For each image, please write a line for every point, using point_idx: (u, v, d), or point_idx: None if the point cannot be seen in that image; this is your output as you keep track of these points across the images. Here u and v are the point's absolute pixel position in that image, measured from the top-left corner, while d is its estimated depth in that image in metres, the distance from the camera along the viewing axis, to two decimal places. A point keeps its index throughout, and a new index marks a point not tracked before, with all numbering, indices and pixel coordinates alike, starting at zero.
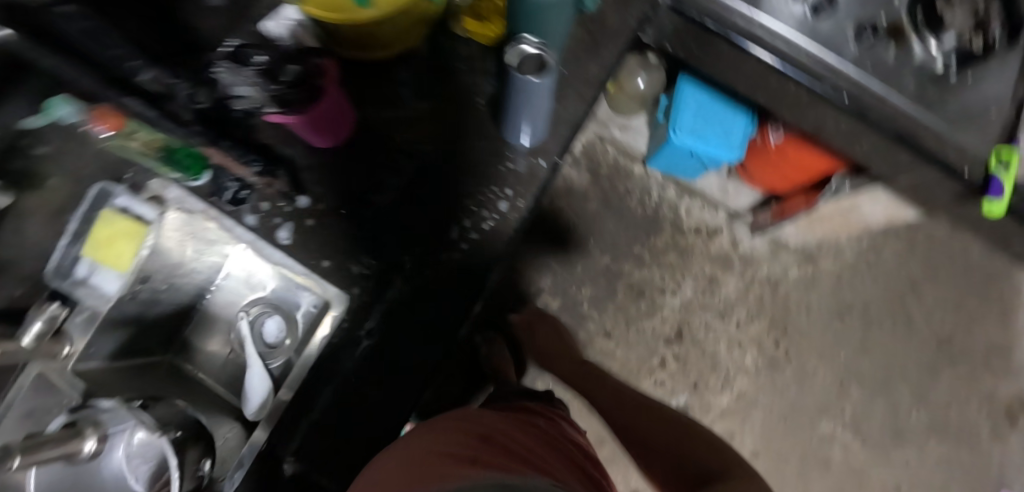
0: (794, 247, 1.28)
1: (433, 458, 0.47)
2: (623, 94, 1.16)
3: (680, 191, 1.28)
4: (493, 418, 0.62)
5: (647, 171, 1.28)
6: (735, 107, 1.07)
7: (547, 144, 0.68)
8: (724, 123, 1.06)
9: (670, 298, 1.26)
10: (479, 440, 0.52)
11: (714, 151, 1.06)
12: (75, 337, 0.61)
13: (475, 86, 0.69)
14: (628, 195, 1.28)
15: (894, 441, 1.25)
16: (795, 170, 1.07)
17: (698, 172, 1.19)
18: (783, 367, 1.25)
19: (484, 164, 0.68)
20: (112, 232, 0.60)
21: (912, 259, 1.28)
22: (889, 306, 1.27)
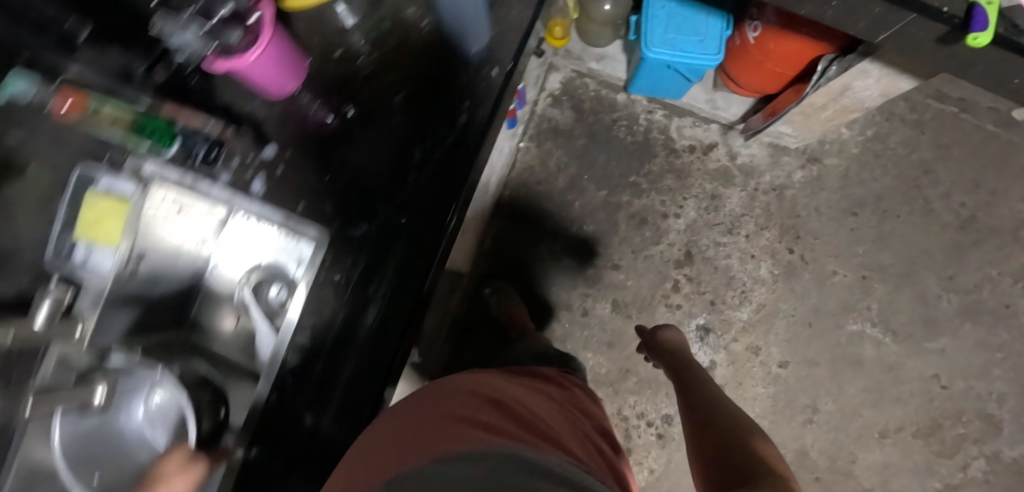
0: (795, 150, 1.24)
1: (446, 419, 0.48)
2: (595, 21, 1.13)
3: (667, 112, 1.26)
4: (503, 379, 0.62)
5: (631, 97, 1.26)
6: (712, 12, 1.02)
7: (493, 55, 0.87)
8: (700, 31, 1.02)
9: (674, 221, 1.24)
10: (490, 401, 0.53)
11: (693, 60, 1.03)
12: (83, 315, 0.57)
13: None
14: (616, 125, 1.26)
15: (926, 329, 1.21)
16: (783, 64, 1.00)
17: (684, 87, 1.16)
18: (800, 272, 1.23)
19: None
20: (99, 211, 0.59)
21: (922, 141, 1.23)
22: (903, 193, 1.23)
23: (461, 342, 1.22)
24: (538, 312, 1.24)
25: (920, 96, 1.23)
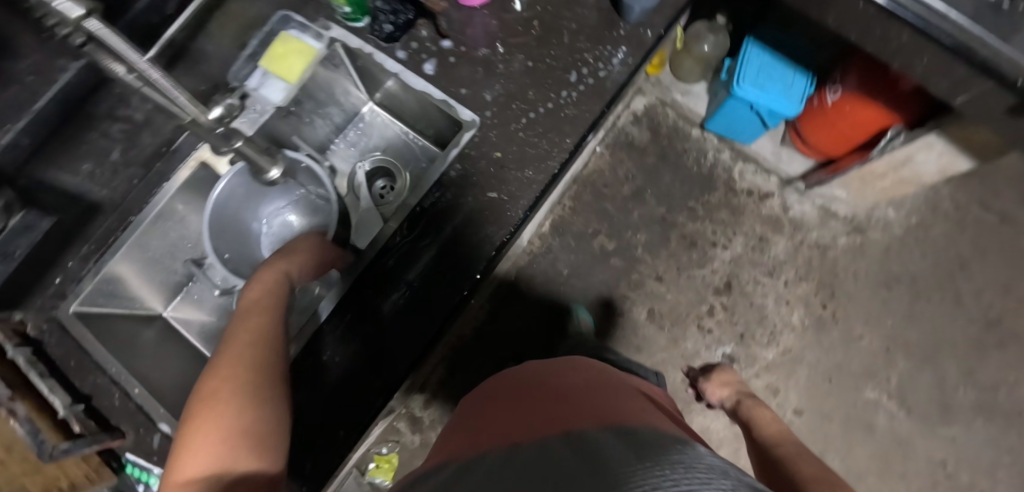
0: (844, 216, 1.33)
1: (543, 406, 0.47)
2: (689, 57, 1.27)
3: (735, 155, 1.37)
4: (611, 372, 0.60)
5: (704, 134, 1.38)
6: (795, 67, 1.17)
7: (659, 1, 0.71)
8: (785, 80, 1.16)
9: (721, 251, 1.32)
10: (611, 392, 0.51)
11: (773, 103, 1.15)
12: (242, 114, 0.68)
13: None
14: (686, 154, 1.37)
15: (940, 414, 1.25)
16: (850, 124, 1.12)
17: (757, 129, 1.27)
18: (830, 328, 1.28)
19: (598, 30, 0.72)
20: (286, 49, 0.69)
21: (961, 238, 1.32)
22: (937, 280, 1.31)
23: (498, 307, 1.30)
24: (577, 301, 1.29)
25: (964, 199, 1.34)
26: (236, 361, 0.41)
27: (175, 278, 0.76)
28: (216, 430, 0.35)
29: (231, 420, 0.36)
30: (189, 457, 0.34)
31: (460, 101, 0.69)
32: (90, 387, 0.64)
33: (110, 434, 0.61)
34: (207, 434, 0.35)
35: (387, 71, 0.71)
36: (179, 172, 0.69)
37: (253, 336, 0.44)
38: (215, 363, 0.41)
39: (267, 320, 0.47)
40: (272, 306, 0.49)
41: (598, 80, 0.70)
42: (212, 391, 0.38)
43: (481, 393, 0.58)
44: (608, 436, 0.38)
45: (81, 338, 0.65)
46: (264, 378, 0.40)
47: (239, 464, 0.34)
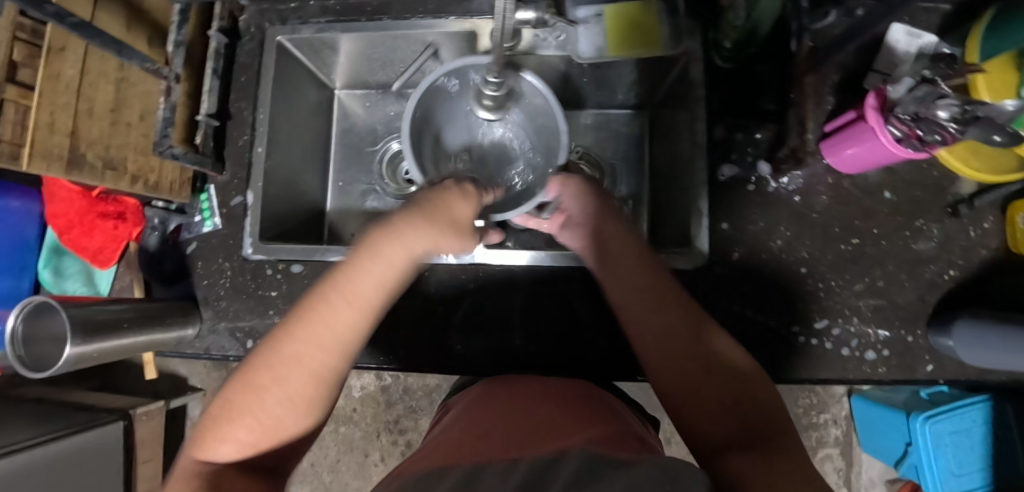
0: None
1: (471, 439, 0.42)
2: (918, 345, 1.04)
3: (841, 441, 1.11)
4: (534, 392, 0.50)
5: (844, 398, 1.10)
6: (985, 458, 0.93)
7: (960, 359, 0.56)
8: (958, 458, 0.93)
9: None
10: (535, 424, 0.44)
11: (930, 466, 0.93)
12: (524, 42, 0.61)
13: (944, 252, 0.59)
14: (807, 393, 1.12)
15: None
16: None
17: (888, 453, 1.03)
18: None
19: (888, 312, 0.58)
20: (632, 19, 0.59)
21: None
22: None
23: None
24: None
25: None
26: (298, 367, 0.37)
27: (372, 79, 0.74)
28: (248, 404, 0.37)
29: (266, 417, 0.37)
30: (213, 441, 0.37)
31: (713, 234, 0.59)
32: (234, 112, 0.64)
33: (214, 165, 0.61)
34: (234, 434, 0.37)
35: (694, 140, 0.59)
36: (448, 20, 0.63)
37: (315, 371, 0.37)
38: (279, 344, 0.37)
39: (306, 378, 0.37)
40: (365, 316, 0.39)
41: (831, 354, 0.57)
42: (260, 375, 0.37)
43: (480, 402, 0.51)
44: (580, 453, 0.34)
45: (266, 71, 0.63)
46: (310, 396, 0.38)
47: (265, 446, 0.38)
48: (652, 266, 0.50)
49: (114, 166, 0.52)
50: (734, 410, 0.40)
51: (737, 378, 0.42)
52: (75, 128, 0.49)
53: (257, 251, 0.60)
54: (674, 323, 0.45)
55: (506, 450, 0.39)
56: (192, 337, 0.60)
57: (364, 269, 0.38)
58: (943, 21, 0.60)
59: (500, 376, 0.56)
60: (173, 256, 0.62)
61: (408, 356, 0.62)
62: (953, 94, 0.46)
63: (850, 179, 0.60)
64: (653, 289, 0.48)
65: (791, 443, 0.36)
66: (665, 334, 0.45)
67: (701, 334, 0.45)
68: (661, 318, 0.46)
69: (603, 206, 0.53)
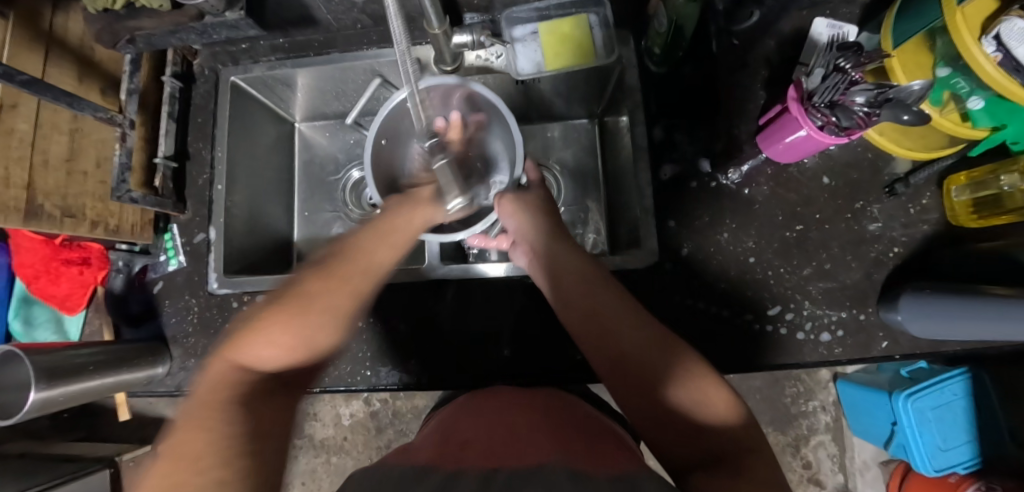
0: None
1: (475, 450, 0.40)
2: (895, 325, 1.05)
3: (831, 427, 1.12)
4: (520, 407, 0.51)
5: (830, 384, 1.11)
6: (969, 431, 0.94)
7: (910, 333, 0.57)
8: (944, 433, 0.93)
9: None
10: (528, 434, 0.43)
11: (917, 444, 0.93)
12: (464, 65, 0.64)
13: (886, 231, 0.61)
14: (793, 382, 1.13)
15: None
16: None
17: (877, 434, 1.04)
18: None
19: (838, 294, 0.60)
20: (568, 33, 0.62)
21: None
22: None
23: None
24: None
25: None
26: (337, 284, 0.39)
27: (330, 110, 0.77)
28: (286, 319, 0.36)
29: (309, 333, 0.37)
30: (251, 340, 0.35)
31: (662, 231, 0.61)
32: (193, 152, 0.66)
33: (175, 204, 0.63)
34: (271, 337, 0.36)
35: (635, 143, 0.61)
36: (393, 48, 0.65)
37: (373, 264, 0.42)
38: (318, 262, 0.41)
39: (339, 287, 0.39)
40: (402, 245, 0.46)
41: (788, 339, 0.58)
42: (307, 294, 0.38)
43: (483, 405, 0.52)
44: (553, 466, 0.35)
45: (221, 111, 0.65)
46: (341, 319, 0.38)
47: (273, 361, 0.36)
48: (609, 279, 0.46)
49: (72, 213, 0.54)
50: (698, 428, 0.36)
51: (705, 404, 0.37)
52: (30, 181, 0.51)
53: (222, 285, 0.62)
54: (636, 327, 0.41)
55: (484, 458, 0.38)
56: (162, 375, 0.61)
57: (394, 227, 0.47)
58: (862, 13, 0.63)
59: (473, 393, 0.56)
60: (140, 297, 0.63)
61: (380, 374, 0.63)
62: (864, 81, 0.48)
63: (790, 169, 0.62)
64: (604, 306, 0.42)
65: (763, 462, 0.33)
66: (616, 340, 0.41)
67: (656, 344, 0.40)
68: (620, 321, 0.41)
69: (539, 224, 0.51)
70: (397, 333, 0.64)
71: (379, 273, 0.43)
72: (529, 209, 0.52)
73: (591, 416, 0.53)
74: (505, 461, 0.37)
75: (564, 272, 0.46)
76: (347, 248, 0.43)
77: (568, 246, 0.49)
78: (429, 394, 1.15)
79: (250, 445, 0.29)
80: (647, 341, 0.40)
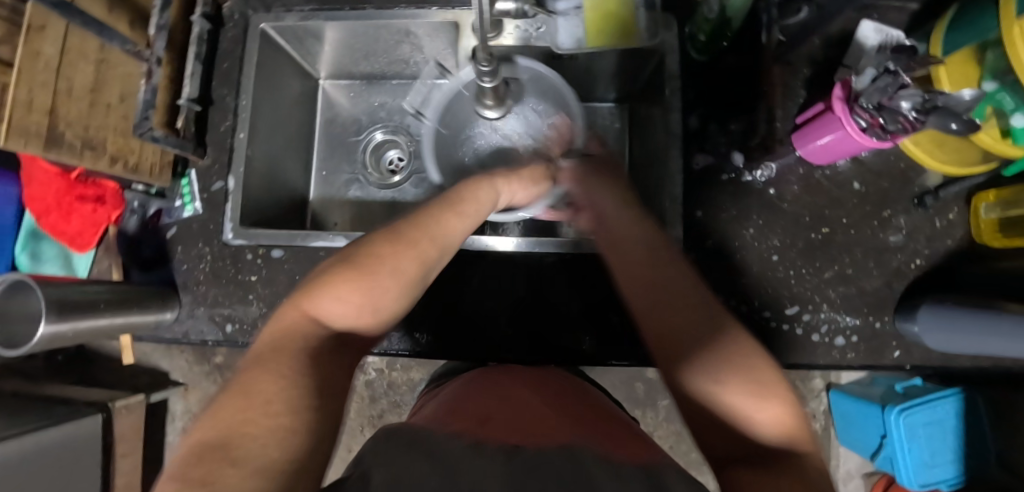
0: None
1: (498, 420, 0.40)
2: None
3: (820, 435, 1.13)
4: (536, 387, 0.50)
5: (822, 392, 1.12)
6: (956, 449, 0.96)
7: (924, 345, 0.57)
8: (931, 449, 0.95)
9: None
10: (541, 415, 0.42)
11: (905, 458, 0.95)
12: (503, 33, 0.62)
13: (910, 242, 0.61)
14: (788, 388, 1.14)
15: None
16: None
17: (864, 445, 1.05)
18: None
19: (856, 300, 0.59)
20: (610, 9, 0.60)
21: None
22: None
23: None
24: None
25: None
26: (392, 248, 0.38)
27: (356, 69, 0.75)
28: (349, 279, 0.36)
29: (365, 301, 0.36)
30: (323, 297, 0.35)
31: (688, 223, 0.60)
32: (216, 98, 0.64)
33: (195, 149, 0.61)
34: (337, 294, 0.35)
35: (669, 131, 0.60)
36: (430, 9, 0.64)
37: (429, 236, 0.40)
38: (392, 226, 0.40)
39: (393, 251, 0.38)
40: (456, 227, 0.43)
41: (803, 340, 0.58)
42: (369, 253, 0.37)
43: (499, 379, 0.52)
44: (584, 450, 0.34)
45: (249, 58, 0.64)
46: (387, 294, 0.37)
47: (336, 321, 0.36)
48: (665, 248, 0.43)
49: (93, 145, 0.52)
50: (742, 428, 0.33)
51: (756, 389, 0.33)
52: (53, 107, 0.49)
53: (237, 235, 0.60)
54: (685, 299, 0.38)
55: (512, 432, 0.37)
56: (170, 321, 0.60)
57: (451, 213, 0.43)
58: (910, 20, 0.62)
59: (487, 367, 0.56)
60: (152, 240, 0.62)
61: (391, 339, 0.62)
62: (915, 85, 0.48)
63: (821, 171, 0.61)
64: (655, 279, 0.40)
65: (815, 474, 0.29)
66: (658, 310, 0.39)
67: (705, 323, 0.37)
68: (668, 292, 0.39)
69: (604, 200, 0.49)
70: (412, 300, 0.63)
71: (421, 256, 0.39)
72: (600, 178, 0.51)
73: (602, 401, 0.53)
74: (523, 441, 0.36)
75: (623, 245, 0.44)
76: (421, 213, 0.42)
77: (624, 216, 0.46)
78: (426, 368, 1.15)
79: (314, 400, 0.30)
80: (687, 314, 0.38)
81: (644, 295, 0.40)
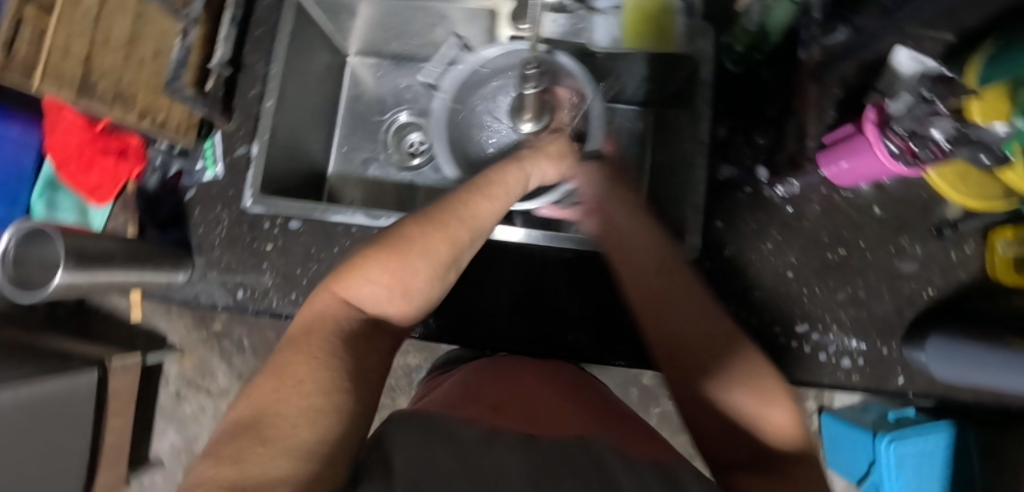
0: None
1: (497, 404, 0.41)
2: None
3: None
4: (545, 377, 0.50)
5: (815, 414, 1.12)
6: (943, 482, 0.96)
7: (929, 374, 0.58)
8: (919, 480, 0.95)
9: None
10: (547, 406, 0.43)
11: (892, 486, 0.95)
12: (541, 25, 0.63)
13: (924, 271, 0.61)
14: None
15: None
16: None
17: (852, 470, 1.06)
18: None
19: (866, 323, 0.60)
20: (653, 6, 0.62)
21: None
22: None
23: None
24: None
25: None
26: (438, 231, 0.38)
27: (387, 48, 0.75)
28: (378, 265, 0.36)
29: (404, 280, 0.36)
30: (363, 278, 0.36)
31: (706, 232, 0.60)
32: (247, 64, 0.64)
33: (221, 112, 0.61)
34: (372, 277, 0.36)
35: (697, 139, 0.60)
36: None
37: (469, 218, 0.40)
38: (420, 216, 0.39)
39: (427, 240, 0.37)
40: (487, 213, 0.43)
41: (810, 358, 0.59)
42: (401, 237, 0.37)
43: (518, 368, 0.53)
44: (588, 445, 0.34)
45: (283, 27, 0.63)
46: (415, 265, 0.36)
47: (379, 304, 0.36)
48: (674, 254, 0.44)
49: (123, 99, 0.52)
50: (748, 432, 0.35)
51: (754, 390, 0.36)
52: (89, 56, 0.50)
53: (256, 203, 0.59)
54: (690, 304, 0.40)
55: (517, 422, 0.37)
56: (181, 282, 0.60)
57: (491, 188, 0.44)
58: (946, 51, 0.62)
59: (496, 357, 0.56)
60: (171, 199, 0.62)
61: None
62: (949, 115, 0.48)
63: (843, 193, 0.62)
64: (665, 287, 0.41)
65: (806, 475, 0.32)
66: (666, 313, 0.41)
67: (710, 331, 0.39)
68: (679, 301, 0.41)
69: (615, 196, 0.48)
70: None
71: (447, 244, 0.38)
72: (607, 176, 0.50)
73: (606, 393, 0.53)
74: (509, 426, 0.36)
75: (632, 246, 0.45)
76: (450, 203, 0.41)
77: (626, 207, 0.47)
78: (423, 354, 1.15)
79: (344, 382, 0.29)
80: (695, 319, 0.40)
81: (649, 296, 0.42)
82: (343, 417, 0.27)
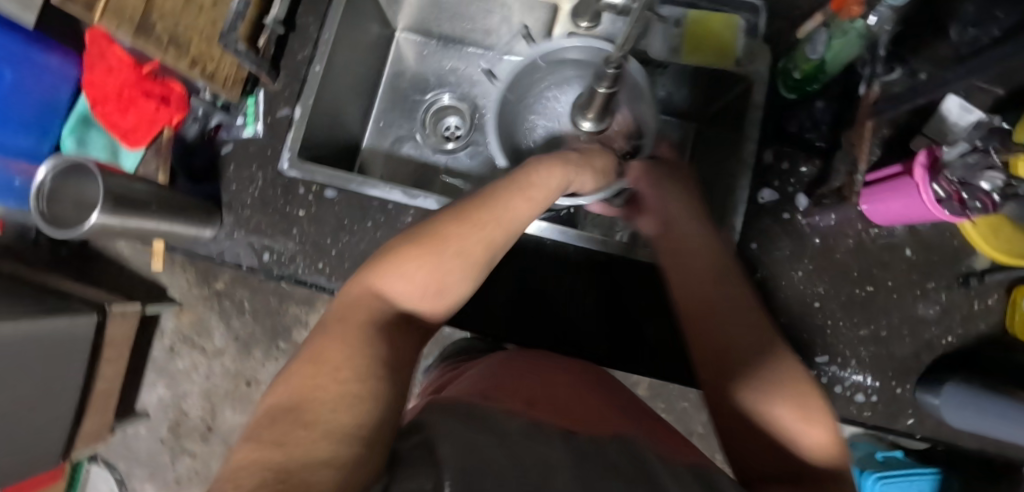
0: None
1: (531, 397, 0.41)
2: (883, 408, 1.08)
3: None
4: (572, 374, 0.50)
5: None
6: None
7: (940, 419, 0.58)
8: None
9: None
10: (579, 402, 0.42)
11: None
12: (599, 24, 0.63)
13: (945, 317, 0.61)
14: None
15: None
16: None
17: None
18: None
19: (884, 362, 0.60)
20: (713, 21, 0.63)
21: None
22: None
23: None
24: None
25: None
26: (472, 228, 0.37)
27: (437, 27, 0.74)
28: (419, 257, 0.35)
29: (439, 276, 0.35)
30: (401, 273, 0.35)
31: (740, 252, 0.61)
32: (299, 25, 0.63)
33: (268, 71, 0.60)
34: (408, 272, 0.35)
35: (743, 159, 0.60)
36: None
37: (509, 221, 0.39)
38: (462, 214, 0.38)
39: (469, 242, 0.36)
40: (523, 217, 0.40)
41: (826, 389, 0.59)
42: (442, 232, 0.36)
43: (541, 361, 0.52)
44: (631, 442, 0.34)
45: None
46: (456, 268, 0.35)
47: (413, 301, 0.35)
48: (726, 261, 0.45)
49: (177, 44, 0.52)
50: (776, 441, 0.35)
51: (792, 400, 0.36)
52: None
53: (293, 167, 0.58)
54: (734, 307, 0.41)
55: (555, 417, 0.37)
56: (208, 238, 0.59)
57: (520, 197, 0.40)
58: (995, 104, 0.63)
59: (520, 351, 0.56)
60: (206, 152, 0.61)
61: None
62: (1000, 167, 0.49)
63: (877, 230, 0.62)
64: (716, 287, 0.42)
65: None
66: (712, 313, 0.41)
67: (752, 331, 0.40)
68: (729, 312, 0.41)
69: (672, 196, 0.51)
70: None
71: (489, 244, 0.37)
72: (663, 180, 0.53)
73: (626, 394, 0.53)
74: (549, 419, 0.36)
75: (686, 244, 0.46)
76: (488, 198, 0.39)
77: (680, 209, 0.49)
78: None
79: (384, 372, 0.29)
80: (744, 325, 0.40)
81: (694, 296, 0.43)
82: (379, 404, 0.26)
